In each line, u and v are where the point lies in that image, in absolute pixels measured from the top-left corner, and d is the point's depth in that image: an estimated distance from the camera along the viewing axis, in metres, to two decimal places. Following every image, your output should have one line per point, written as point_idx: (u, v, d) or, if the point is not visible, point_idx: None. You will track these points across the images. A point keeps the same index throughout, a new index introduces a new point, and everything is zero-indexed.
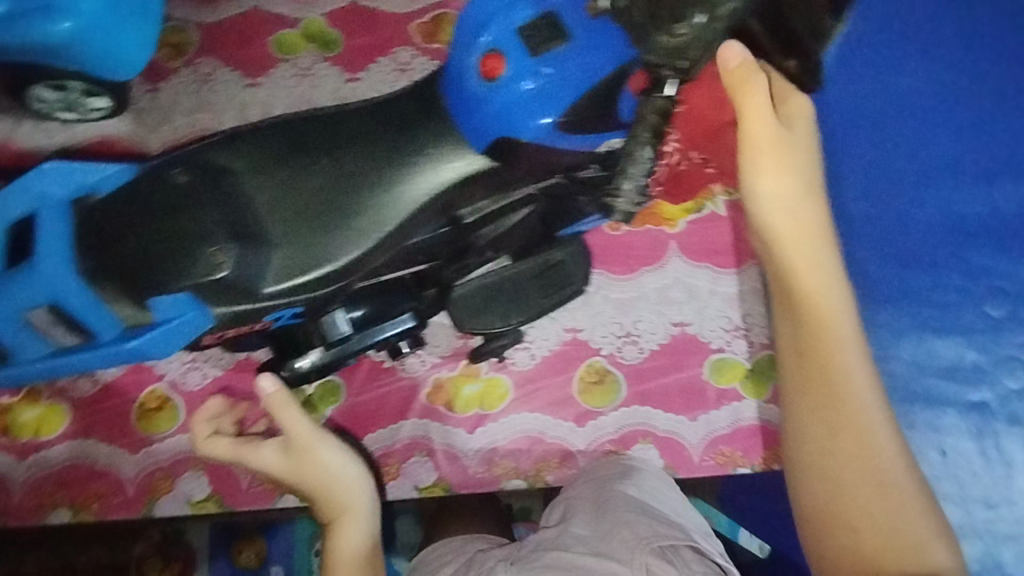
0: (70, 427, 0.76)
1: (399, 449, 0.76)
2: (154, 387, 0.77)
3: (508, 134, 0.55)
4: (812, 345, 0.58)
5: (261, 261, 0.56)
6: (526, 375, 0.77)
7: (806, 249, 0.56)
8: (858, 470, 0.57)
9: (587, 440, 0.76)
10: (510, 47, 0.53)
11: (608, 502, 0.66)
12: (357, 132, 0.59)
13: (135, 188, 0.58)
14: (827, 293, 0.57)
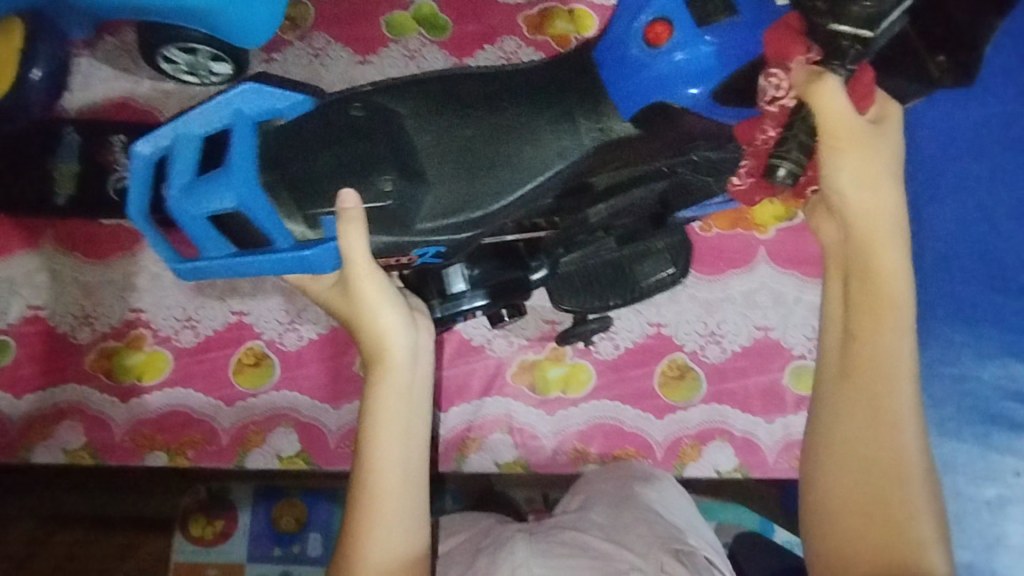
0: (171, 374, 0.80)
1: (481, 424, 0.78)
2: (252, 344, 0.80)
3: (664, 100, 0.56)
4: (866, 326, 0.52)
5: (419, 195, 0.58)
6: (609, 364, 0.79)
7: (876, 236, 0.52)
8: (878, 453, 0.51)
9: (664, 433, 0.78)
10: (678, 16, 0.54)
11: (629, 499, 0.69)
12: (521, 89, 0.61)
13: (307, 120, 0.60)
14: (891, 283, 0.52)
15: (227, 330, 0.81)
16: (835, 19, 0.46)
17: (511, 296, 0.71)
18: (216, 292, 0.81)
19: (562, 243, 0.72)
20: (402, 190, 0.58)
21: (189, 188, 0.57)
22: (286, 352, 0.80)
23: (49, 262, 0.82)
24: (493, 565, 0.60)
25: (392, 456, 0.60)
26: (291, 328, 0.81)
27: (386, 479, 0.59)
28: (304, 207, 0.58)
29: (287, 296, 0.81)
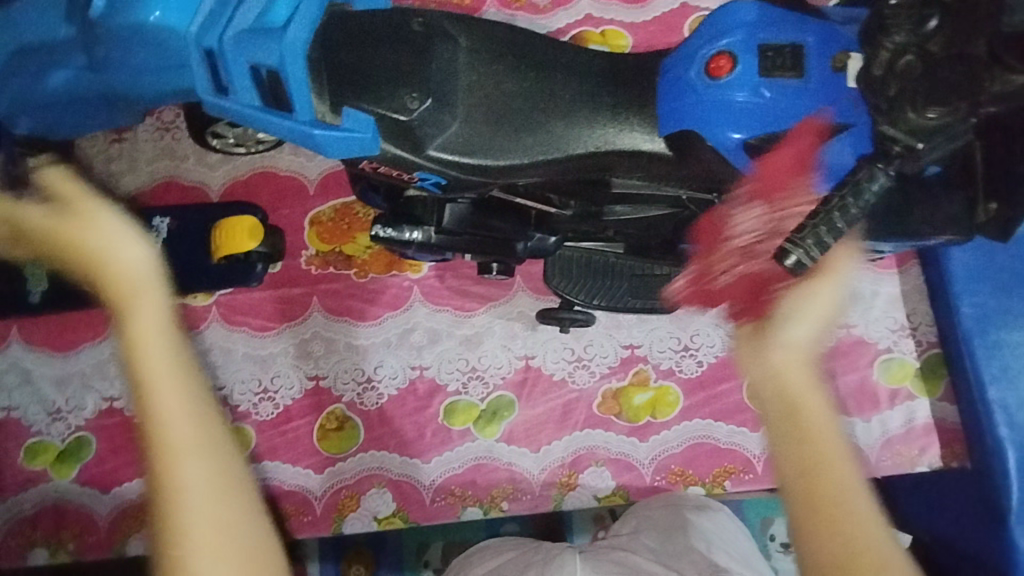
0: (256, 449, 0.79)
1: (575, 459, 0.77)
2: (333, 408, 0.80)
3: (698, 130, 0.52)
4: (803, 497, 0.39)
5: (442, 122, 0.53)
6: (696, 383, 0.78)
7: (800, 386, 0.40)
8: None
9: (762, 445, 0.77)
10: (745, 53, 0.51)
11: (683, 526, 0.71)
12: (577, 63, 0.55)
13: (369, 16, 0.54)
14: (829, 441, 0.39)
15: (307, 397, 0.80)
16: (892, 121, 0.47)
17: (512, 255, 0.67)
18: (290, 359, 0.81)
19: (571, 229, 0.66)
20: (428, 111, 0.52)
21: (241, 32, 0.53)
22: (368, 412, 0.79)
23: (117, 351, 0.81)
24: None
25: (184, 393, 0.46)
26: (369, 386, 0.80)
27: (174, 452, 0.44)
28: (338, 90, 0.53)
29: (360, 354, 0.81)
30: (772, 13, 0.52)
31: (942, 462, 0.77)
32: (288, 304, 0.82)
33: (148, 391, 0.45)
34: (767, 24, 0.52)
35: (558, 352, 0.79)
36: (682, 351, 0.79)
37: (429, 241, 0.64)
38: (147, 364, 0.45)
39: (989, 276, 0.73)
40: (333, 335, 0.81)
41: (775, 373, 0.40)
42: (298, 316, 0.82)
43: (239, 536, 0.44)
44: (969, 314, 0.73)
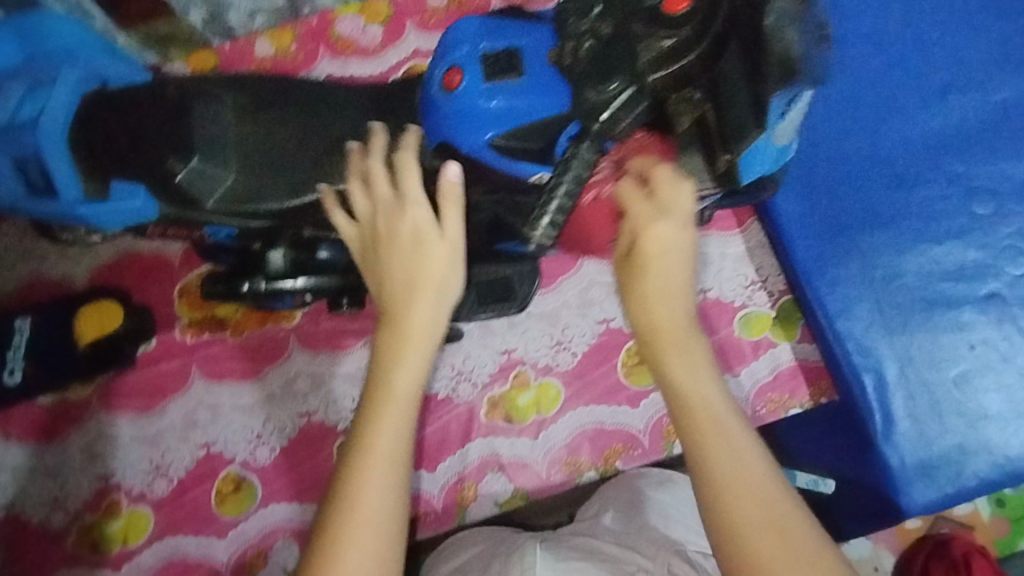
0: (156, 527, 0.79)
1: (470, 472, 0.79)
2: (227, 471, 0.80)
3: (449, 139, 0.59)
4: (699, 469, 0.48)
5: (216, 179, 0.60)
6: (573, 374, 0.81)
7: (690, 373, 0.51)
8: (749, 491, 0.47)
9: (645, 419, 0.79)
10: (474, 65, 0.57)
11: (641, 504, 0.71)
12: (342, 101, 0.65)
13: (135, 94, 0.61)
14: (716, 411, 0.50)
15: (199, 467, 0.80)
16: (582, 102, 0.54)
17: (350, 286, 0.70)
18: (177, 432, 0.81)
19: None
20: (199, 169, 0.59)
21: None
22: (263, 467, 0.80)
23: (3, 458, 0.81)
24: (505, 568, 0.62)
25: (403, 419, 0.52)
26: (259, 443, 0.81)
27: (383, 462, 0.50)
28: (102, 169, 0.61)
29: (247, 413, 0.81)
30: (494, 23, 0.58)
31: (812, 401, 0.81)
32: (167, 378, 0.82)
33: (382, 404, 0.52)
34: (490, 34, 0.58)
35: (436, 371, 0.81)
36: (555, 347, 0.81)
37: (257, 291, 0.69)
38: (390, 379, 0.52)
39: (813, 221, 0.77)
40: (216, 399, 0.82)
41: (664, 357, 0.52)
42: (177, 388, 0.82)
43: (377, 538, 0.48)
44: (804, 257, 0.77)
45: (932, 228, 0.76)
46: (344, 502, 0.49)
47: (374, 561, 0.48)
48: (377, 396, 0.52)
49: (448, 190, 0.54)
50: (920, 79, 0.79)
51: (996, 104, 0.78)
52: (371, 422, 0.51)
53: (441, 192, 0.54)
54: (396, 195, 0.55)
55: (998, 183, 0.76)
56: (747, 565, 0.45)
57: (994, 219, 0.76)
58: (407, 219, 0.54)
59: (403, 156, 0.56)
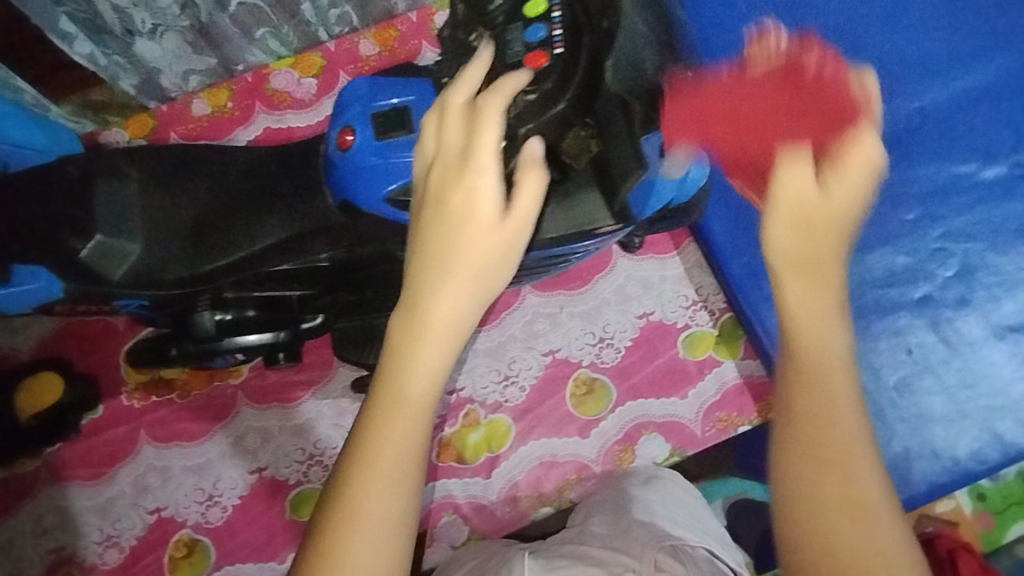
0: (215, 558, 0.78)
1: (525, 476, 0.79)
2: (283, 495, 0.79)
3: (349, 199, 0.50)
4: (819, 439, 0.42)
5: (155, 246, 0.55)
6: (619, 370, 0.82)
7: (813, 318, 0.43)
8: (856, 524, 0.40)
9: (694, 409, 0.80)
10: (361, 124, 0.49)
11: (629, 503, 0.69)
12: (225, 167, 0.58)
13: (42, 173, 0.55)
14: (843, 431, 0.41)
15: (252, 492, 0.80)
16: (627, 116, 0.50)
17: (284, 342, 0.68)
18: (228, 460, 0.81)
19: None
20: (102, 244, 0.54)
21: None
22: (318, 487, 0.80)
23: (57, 500, 0.80)
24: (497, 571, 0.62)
25: (417, 416, 0.46)
26: (313, 463, 0.80)
27: (383, 470, 0.45)
28: None
29: (298, 434, 0.81)
30: (378, 81, 0.50)
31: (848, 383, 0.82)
32: (215, 405, 0.83)
33: (399, 404, 0.46)
34: (380, 89, 0.49)
35: (484, 376, 0.82)
36: (600, 343, 0.83)
37: (186, 352, 0.65)
38: (409, 371, 0.46)
39: None
40: (265, 423, 0.82)
41: (792, 302, 0.44)
42: (226, 415, 0.82)
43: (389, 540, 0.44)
44: None
45: (946, 200, 0.80)
46: (359, 490, 0.44)
47: (381, 559, 0.44)
48: (381, 396, 0.46)
49: (532, 171, 0.46)
50: (919, 59, 0.83)
51: (948, 96, 0.82)
52: (377, 420, 0.46)
53: (524, 168, 0.46)
54: (454, 150, 0.46)
55: (918, 188, 0.80)
56: (827, 542, 0.40)
57: (922, 222, 0.80)
58: (450, 186, 0.45)
59: (493, 97, 0.46)
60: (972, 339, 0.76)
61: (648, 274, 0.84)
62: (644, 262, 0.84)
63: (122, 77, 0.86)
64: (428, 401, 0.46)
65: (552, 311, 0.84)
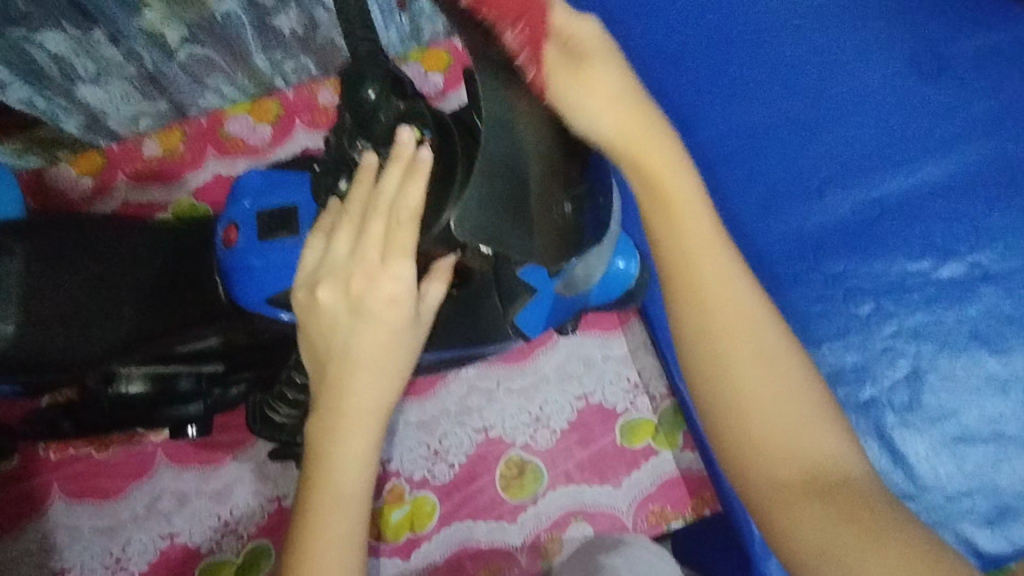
0: None
1: (446, 558, 0.76)
2: (194, 563, 0.76)
3: (231, 294, 0.51)
4: (714, 355, 0.49)
5: (43, 336, 0.50)
6: (553, 453, 0.79)
7: (667, 178, 0.47)
8: (753, 380, 0.49)
9: (627, 499, 0.77)
10: (248, 222, 0.49)
11: (597, 572, 0.64)
12: (130, 246, 0.57)
13: None
14: (728, 289, 0.49)
15: (163, 558, 0.76)
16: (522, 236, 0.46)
17: (199, 414, 0.67)
18: (140, 522, 0.77)
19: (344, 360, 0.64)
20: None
21: None
22: (230, 557, 0.76)
23: None
24: None
25: (356, 506, 0.45)
26: (228, 530, 0.77)
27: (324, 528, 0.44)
28: None
29: (215, 499, 0.78)
30: (272, 177, 0.50)
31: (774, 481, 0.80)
32: (132, 463, 0.79)
33: (331, 499, 0.44)
34: (271, 187, 0.50)
35: (413, 451, 0.79)
36: (534, 423, 0.80)
37: (99, 420, 0.65)
38: (334, 461, 0.44)
39: None
40: (182, 485, 0.78)
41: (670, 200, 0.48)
42: (143, 473, 0.79)
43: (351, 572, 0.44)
44: None
45: (900, 297, 0.77)
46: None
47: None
48: (310, 490, 0.45)
49: (440, 280, 0.46)
50: (883, 151, 0.82)
51: (906, 189, 0.80)
52: (312, 517, 0.44)
53: (441, 276, 0.46)
54: (371, 265, 0.43)
55: (872, 283, 0.78)
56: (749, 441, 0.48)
57: (873, 318, 0.77)
58: (366, 301, 0.44)
59: (400, 217, 0.42)
60: (916, 447, 0.73)
61: (590, 352, 0.81)
62: (587, 339, 0.82)
63: (66, 119, 0.84)
64: (361, 488, 0.45)
65: (489, 385, 0.81)
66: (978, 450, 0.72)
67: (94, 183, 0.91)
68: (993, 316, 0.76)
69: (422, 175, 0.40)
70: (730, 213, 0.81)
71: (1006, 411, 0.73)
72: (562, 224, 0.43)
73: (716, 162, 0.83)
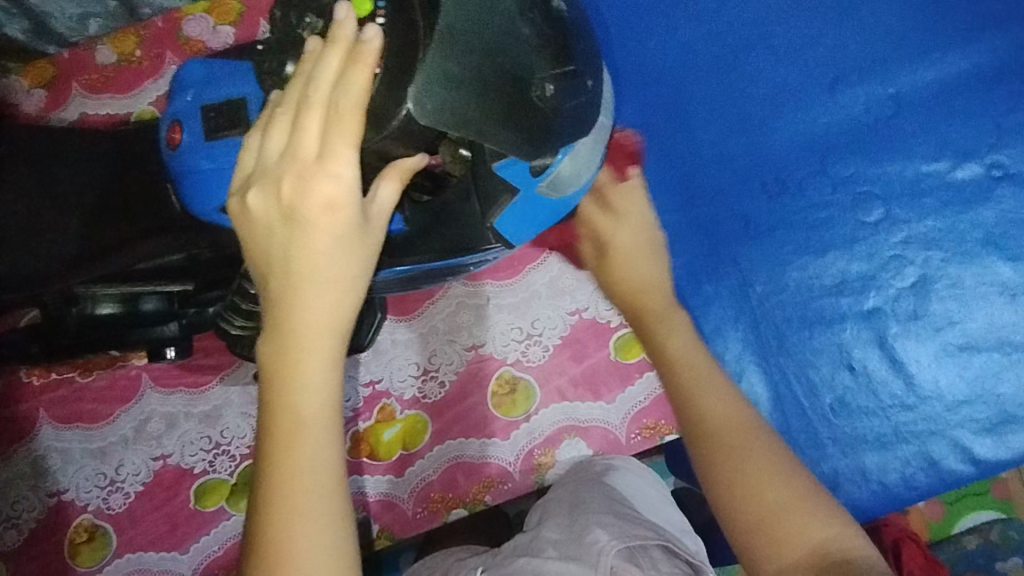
0: (116, 545, 0.75)
1: (440, 475, 0.75)
2: (191, 483, 0.76)
3: (185, 203, 0.46)
4: (723, 449, 0.58)
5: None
6: (545, 369, 0.77)
7: (648, 290, 0.70)
8: (751, 459, 0.57)
9: (621, 414, 0.76)
10: (193, 119, 0.44)
11: (583, 504, 0.62)
12: (76, 154, 0.53)
13: None
14: (696, 361, 0.65)
15: (157, 479, 0.76)
16: None
17: (174, 335, 0.64)
18: (130, 445, 0.77)
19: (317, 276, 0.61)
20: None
21: None
22: (224, 477, 0.76)
23: None
24: None
25: (325, 433, 0.42)
26: (220, 452, 0.77)
27: (287, 462, 0.41)
28: None
29: (205, 422, 0.77)
30: (216, 68, 0.44)
31: None
32: (118, 387, 0.78)
33: (294, 428, 0.41)
34: (214, 80, 0.44)
35: (402, 370, 0.77)
36: (526, 340, 0.77)
37: (65, 345, 0.62)
38: (291, 387, 0.41)
39: (765, 223, 0.73)
40: (170, 408, 0.77)
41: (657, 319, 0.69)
42: (129, 397, 0.77)
43: (321, 506, 0.41)
44: (761, 258, 0.73)
45: (913, 201, 0.72)
46: (275, 529, 0.41)
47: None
48: (270, 419, 0.42)
49: (394, 179, 0.40)
50: (904, 40, 0.74)
51: (927, 81, 0.73)
52: (279, 447, 0.41)
53: (396, 175, 0.41)
54: (305, 162, 0.38)
55: (883, 187, 0.73)
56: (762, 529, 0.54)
57: (883, 225, 0.72)
58: (303, 208, 0.38)
59: (342, 106, 0.36)
60: (919, 356, 0.71)
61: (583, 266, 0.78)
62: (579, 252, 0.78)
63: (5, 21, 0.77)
64: (327, 413, 0.42)
65: (478, 302, 0.78)
66: (981, 358, 0.70)
67: (46, 96, 0.83)
68: (1008, 221, 0.71)
69: (367, 57, 0.35)
70: (734, 114, 0.75)
71: (1013, 318, 0.70)
72: (542, 107, 0.39)
73: (721, 57, 0.76)
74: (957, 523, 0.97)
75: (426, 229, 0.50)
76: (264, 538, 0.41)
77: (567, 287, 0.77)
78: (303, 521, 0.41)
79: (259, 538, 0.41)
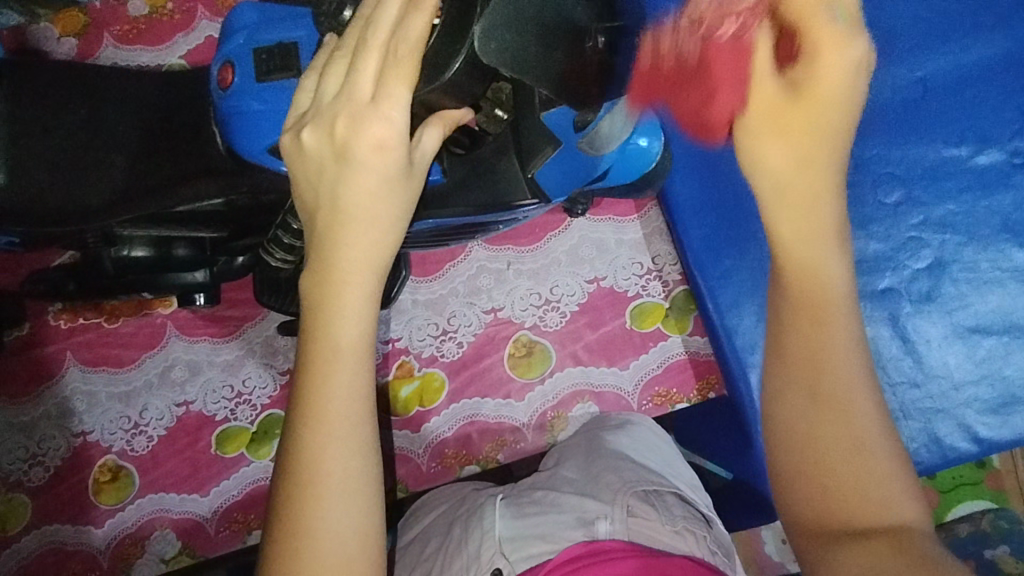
0: (139, 486, 0.77)
1: (455, 433, 0.78)
2: (213, 429, 0.78)
3: (233, 144, 0.48)
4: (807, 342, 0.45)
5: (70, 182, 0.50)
6: (562, 335, 0.79)
7: (803, 177, 0.44)
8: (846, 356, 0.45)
9: (634, 381, 0.78)
10: (244, 61, 0.45)
11: (598, 450, 0.66)
12: (126, 95, 0.55)
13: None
14: (827, 285, 0.45)
15: (179, 425, 0.78)
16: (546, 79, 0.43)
17: (207, 281, 0.66)
18: (154, 390, 0.79)
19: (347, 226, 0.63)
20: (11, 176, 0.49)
21: None
22: (244, 425, 0.79)
23: None
24: (465, 534, 0.58)
25: (358, 365, 0.43)
26: (242, 401, 0.79)
27: (323, 391, 0.42)
28: None
29: (228, 371, 0.79)
30: (270, 12, 0.45)
31: (700, 396, 0.78)
32: (143, 334, 0.79)
33: (331, 358, 0.43)
34: (267, 24, 0.45)
35: (422, 329, 0.79)
36: (544, 306, 0.79)
37: (98, 282, 0.64)
38: (330, 318, 0.42)
39: None
40: (194, 356, 0.79)
41: (804, 238, 0.46)
42: (154, 344, 0.79)
43: (354, 434, 0.43)
44: None
45: (933, 185, 0.73)
46: (309, 453, 0.42)
47: (361, 504, 0.43)
48: (309, 348, 0.43)
49: (439, 128, 0.42)
50: (934, 23, 0.74)
51: (956, 65, 0.74)
52: (315, 373, 0.43)
53: (440, 123, 0.42)
54: (359, 104, 0.39)
55: (907, 169, 0.74)
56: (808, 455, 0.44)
57: (903, 207, 0.73)
58: (352, 146, 0.40)
59: (400, 50, 0.38)
60: (930, 337, 0.72)
61: (603, 235, 0.80)
62: (601, 221, 0.80)
63: None
64: (362, 346, 0.43)
65: (499, 267, 0.79)
66: (990, 342, 0.72)
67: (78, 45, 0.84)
68: None
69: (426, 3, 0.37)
70: None
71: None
72: (591, 58, 0.40)
73: None
74: (950, 512, 0.98)
75: (464, 184, 0.52)
76: (298, 461, 0.42)
77: (586, 256, 0.79)
78: (338, 448, 0.42)
79: (293, 461, 0.43)
